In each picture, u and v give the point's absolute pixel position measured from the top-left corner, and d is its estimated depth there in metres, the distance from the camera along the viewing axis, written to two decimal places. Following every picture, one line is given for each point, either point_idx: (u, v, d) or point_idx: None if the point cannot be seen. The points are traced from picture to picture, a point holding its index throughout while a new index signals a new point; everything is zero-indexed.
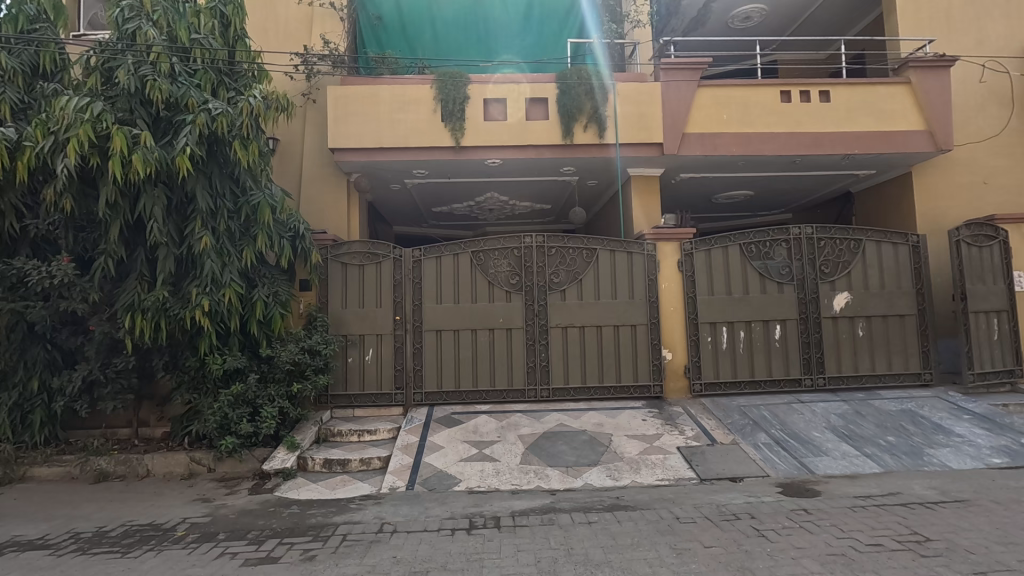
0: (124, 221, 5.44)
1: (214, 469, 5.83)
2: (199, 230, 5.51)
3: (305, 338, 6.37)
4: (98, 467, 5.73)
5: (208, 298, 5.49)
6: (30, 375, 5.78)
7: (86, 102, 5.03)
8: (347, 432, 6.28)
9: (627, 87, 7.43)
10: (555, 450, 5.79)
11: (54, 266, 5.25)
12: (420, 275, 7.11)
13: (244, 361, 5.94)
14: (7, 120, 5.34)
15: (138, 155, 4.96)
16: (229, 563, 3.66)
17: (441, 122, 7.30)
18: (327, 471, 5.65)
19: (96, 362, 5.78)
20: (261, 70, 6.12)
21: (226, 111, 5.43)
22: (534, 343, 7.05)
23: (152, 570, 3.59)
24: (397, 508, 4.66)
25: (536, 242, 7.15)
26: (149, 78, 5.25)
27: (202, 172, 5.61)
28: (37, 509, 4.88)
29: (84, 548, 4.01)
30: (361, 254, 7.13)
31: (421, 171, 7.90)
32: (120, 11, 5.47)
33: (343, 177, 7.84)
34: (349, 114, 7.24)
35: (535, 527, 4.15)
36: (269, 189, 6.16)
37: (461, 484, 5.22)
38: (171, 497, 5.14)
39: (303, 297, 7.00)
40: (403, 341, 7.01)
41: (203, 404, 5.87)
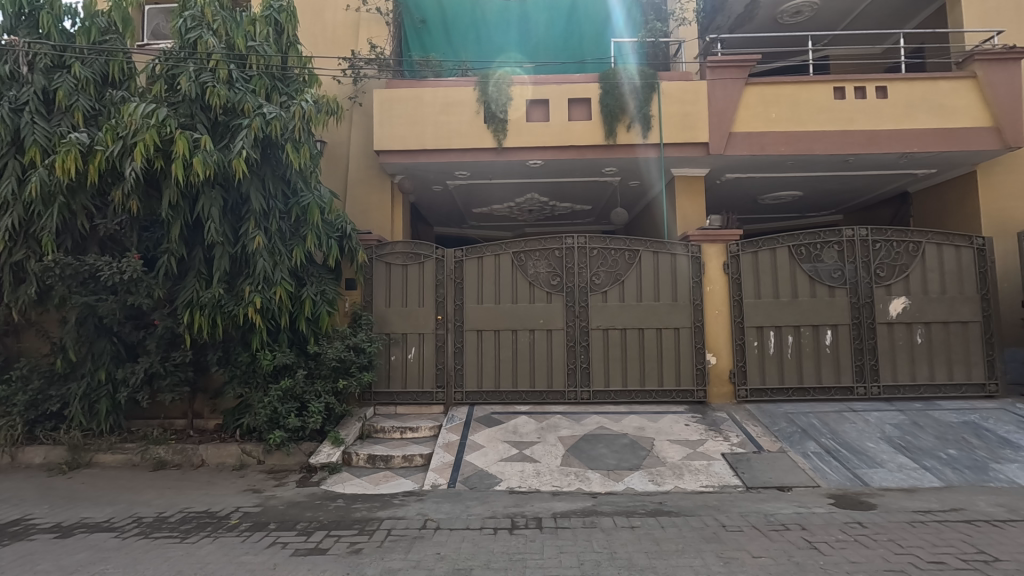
0: (184, 221, 5.70)
1: (263, 461, 6.04)
2: (253, 230, 5.73)
3: (351, 336, 6.54)
4: (156, 455, 6.02)
5: (260, 296, 5.71)
6: (97, 366, 6.13)
7: (152, 108, 5.30)
8: (389, 429, 6.40)
9: (671, 86, 7.31)
10: (595, 453, 5.76)
11: (121, 264, 5.54)
12: (462, 276, 7.18)
13: (293, 357, 6.14)
14: (81, 125, 5.68)
15: (198, 158, 5.19)
16: (280, 552, 3.79)
17: (484, 124, 7.35)
18: (371, 466, 5.78)
19: (156, 356, 6.08)
20: (311, 75, 6.34)
21: (279, 116, 5.65)
22: (574, 344, 7.02)
23: (209, 555, 3.75)
24: (439, 505, 4.72)
25: (578, 243, 7.11)
26: (209, 85, 5.51)
27: (257, 174, 5.82)
28: (102, 494, 5.17)
29: (146, 532, 4.23)
30: (404, 254, 7.26)
31: (463, 172, 7.98)
32: (183, 21, 5.74)
33: (387, 178, 8.00)
34: (394, 117, 7.38)
35: (577, 529, 4.13)
36: (318, 190, 6.35)
37: (502, 484, 5.24)
38: (224, 487, 5.35)
39: (348, 296, 7.16)
40: (445, 340, 7.10)
41: (254, 397, 6.10)
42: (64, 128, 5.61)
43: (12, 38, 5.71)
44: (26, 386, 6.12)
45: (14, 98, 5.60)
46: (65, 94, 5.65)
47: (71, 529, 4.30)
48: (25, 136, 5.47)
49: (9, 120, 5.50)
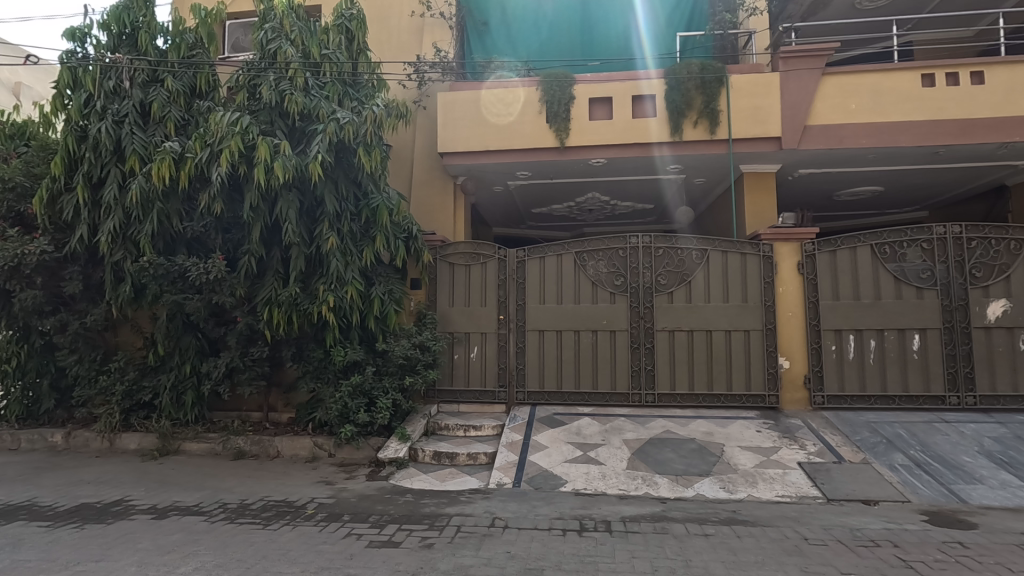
0: (264, 223, 5.99)
1: (334, 454, 6.26)
2: (326, 231, 5.98)
3: (416, 334, 6.70)
4: (236, 445, 6.36)
5: (333, 295, 5.95)
6: (184, 360, 6.56)
7: (236, 116, 5.63)
8: (453, 426, 6.49)
9: (740, 79, 7.03)
10: (662, 457, 5.61)
11: (208, 264, 5.89)
12: (524, 275, 7.19)
13: (362, 354, 6.32)
14: (173, 135, 6.10)
15: (279, 162, 5.46)
16: (356, 543, 3.91)
17: (546, 123, 7.32)
18: (436, 463, 5.88)
19: (237, 351, 6.43)
20: (379, 80, 6.54)
21: (352, 120, 5.87)
22: (638, 346, 6.89)
23: (289, 542, 3.92)
24: (506, 504, 4.74)
25: (642, 242, 6.98)
26: (288, 93, 5.80)
27: (330, 177, 6.06)
28: (190, 480, 5.52)
29: (232, 517, 4.47)
30: (466, 254, 7.35)
31: (525, 172, 8.00)
32: (264, 33, 6.05)
33: (450, 180, 8.13)
34: (457, 120, 7.49)
35: (647, 534, 4.03)
36: (387, 192, 6.55)
37: (567, 485, 5.20)
38: (298, 478, 5.58)
39: (414, 296, 7.31)
40: (507, 340, 7.13)
41: (325, 392, 6.33)
42: (158, 138, 6.05)
43: (114, 56, 6.20)
44: (122, 377, 6.61)
45: (116, 111, 6.08)
46: (159, 107, 6.08)
47: (165, 511, 4.60)
48: (126, 146, 5.92)
49: (112, 131, 5.97)
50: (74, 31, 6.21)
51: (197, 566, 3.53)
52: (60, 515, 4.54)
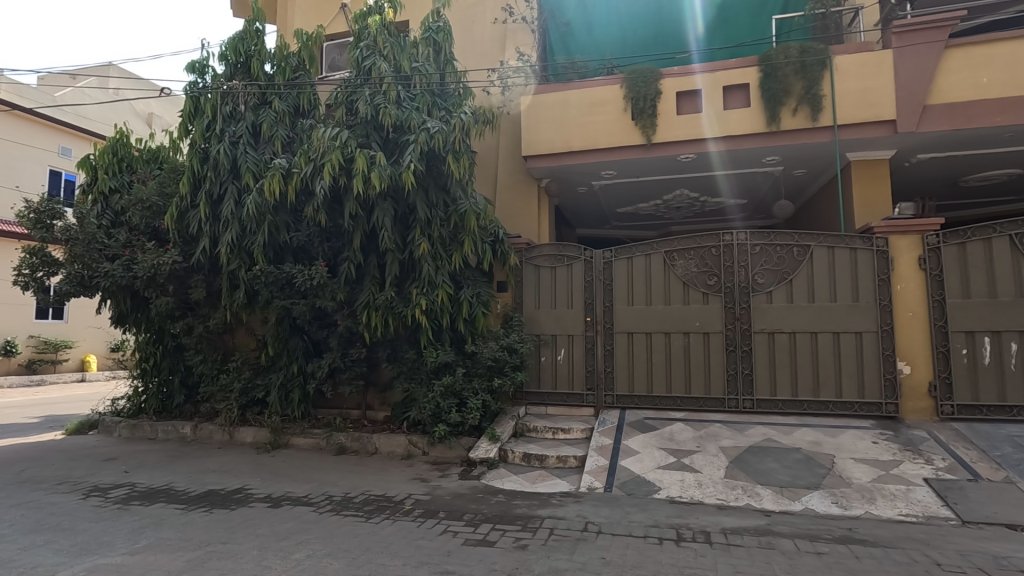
0: (362, 231, 6.35)
1: (427, 452, 6.48)
2: (418, 237, 6.25)
3: (504, 337, 6.81)
4: (338, 441, 6.75)
5: (425, 298, 6.18)
6: (292, 360, 7.06)
7: (335, 132, 6.04)
8: (542, 429, 6.50)
9: (846, 60, 6.51)
10: (764, 467, 5.28)
11: (313, 271, 6.33)
12: (611, 276, 7.08)
13: (453, 356, 6.51)
14: (280, 152, 6.62)
15: (376, 173, 5.78)
16: (453, 541, 4.01)
17: (632, 120, 7.15)
18: (526, 464, 5.90)
19: (338, 352, 6.84)
20: (466, 88, 6.72)
21: (442, 129, 6.11)
22: (734, 349, 6.54)
23: (390, 536, 4.10)
24: (598, 509, 4.67)
25: (737, 239, 6.62)
26: (382, 106, 6.13)
27: (422, 185, 6.34)
28: (299, 472, 5.94)
29: (337, 509, 4.75)
30: (552, 256, 7.35)
31: (610, 171, 7.86)
32: (359, 51, 6.46)
33: (534, 183, 8.16)
34: (541, 123, 7.52)
35: (751, 549, 3.81)
36: (474, 198, 6.72)
37: (661, 492, 5.03)
38: (395, 474, 5.82)
39: (501, 298, 7.42)
40: (595, 342, 7.05)
41: (419, 392, 6.57)
42: (268, 155, 6.59)
43: (231, 83, 6.83)
44: (240, 375, 7.24)
45: (232, 133, 6.70)
46: (268, 126, 6.64)
47: (280, 500, 4.98)
48: (241, 164, 6.49)
49: (229, 151, 6.58)
50: (196, 63, 6.90)
51: (309, 553, 3.77)
52: (192, 499, 5.04)
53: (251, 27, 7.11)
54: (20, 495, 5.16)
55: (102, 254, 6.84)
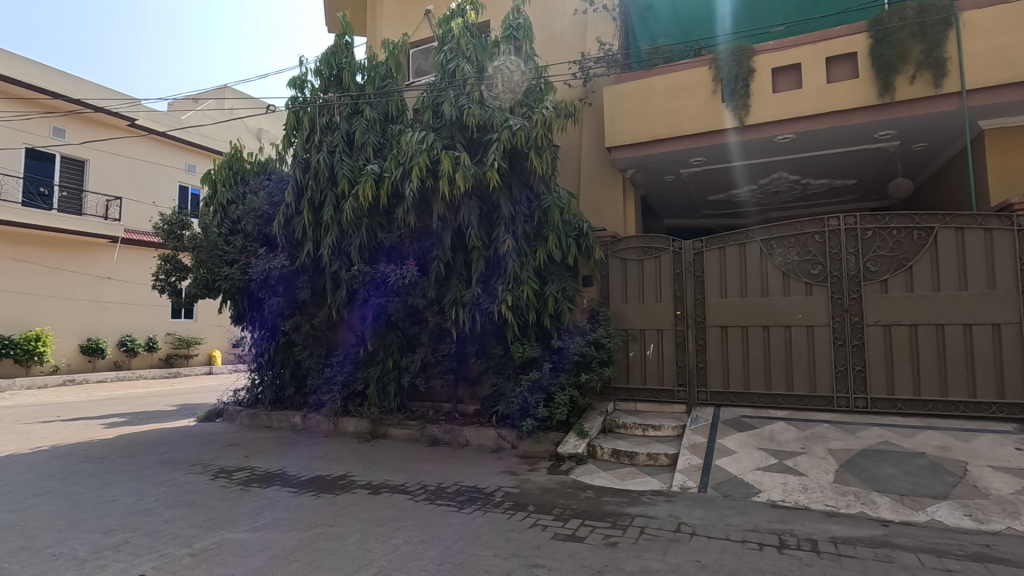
0: (450, 230, 6.57)
1: (516, 446, 6.57)
2: (503, 234, 6.35)
3: (590, 331, 6.76)
4: (432, 433, 7.02)
5: (511, 294, 6.25)
6: (387, 355, 7.43)
7: (422, 135, 6.28)
8: (631, 425, 6.37)
9: (977, 16, 5.77)
10: (881, 473, 4.82)
11: (405, 270, 6.63)
12: (702, 268, 6.78)
13: (539, 352, 6.56)
14: (372, 157, 6.97)
15: (461, 173, 5.96)
16: (542, 534, 4.04)
17: (722, 103, 6.79)
18: (615, 461, 5.81)
19: (429, 347, 7.13)
20: (547, 83, 6.73)
21: (524, 126, 6.19)
22: (843, 343, 6.03)
23: (482, 527, 4.20)
24: (692, 509, 4.50)
25: (845, 224, 6.09)
26: (466, 107, 6.29)
27: (506, 183, 6.46)
28: (396, 461, 6.25)
29: (432, 498, 4.95)
30: (638, 249, 7.16)
31: (699, 157, 7.51)
32: (444, 54, 6.65)
33: (619, 174, 7.98)
34: (625, 113, 7.33)
35: (866, 561, 3.50)
36: (557, 192, 6.73)
37: (762, 495, 4.74)
38: (485, 466, 5.96)
39: (586, 293, 7.37)
40: (685, 337, 6.80)
41: (507, 387, 6.68)
42: (362, 161, 6.96)
43: (326, 96, 7.30)
44: (342, 369, 7.75)
45: (329, 143, 7.16)
46: (361, 134, 7.02)
47: (379, 488, 5.27)
48: (338, 171, 6.91)
49: (327, 160, 7.03)
50: (295, 79, 7.44)
51: (406, 539, 3.97)
52: (302, 483, 5.48)
53: (342, 42, 7.55)
54: (163, 473, 5.88)
55: (223, 259, 7.58)
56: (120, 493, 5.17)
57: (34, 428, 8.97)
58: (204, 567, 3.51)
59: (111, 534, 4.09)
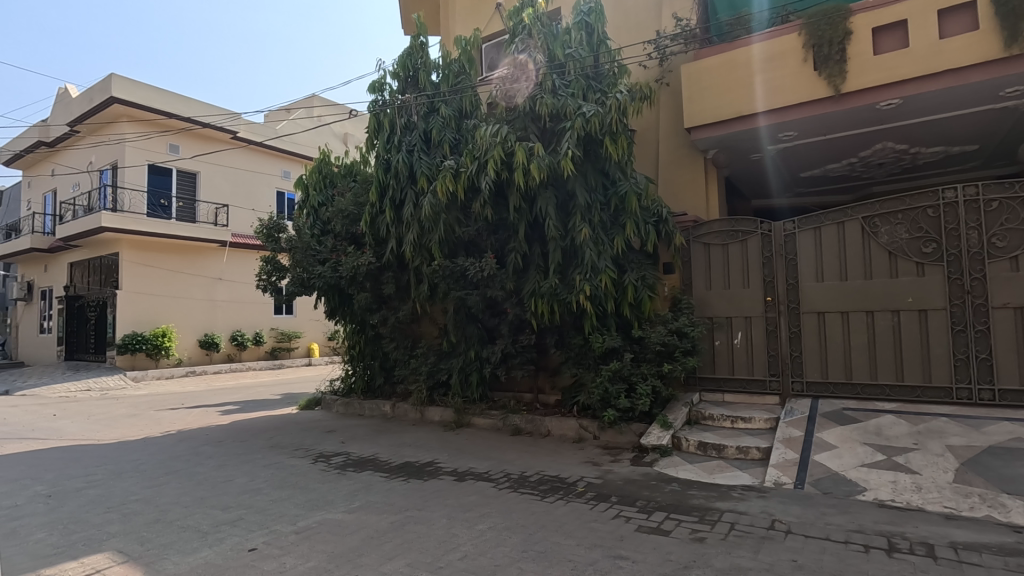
0: (527, 221, 6.59)
1: (598, 437, 6.51)
2: (579, 223, 6.29)
3: (673, 320, 6.56)
4: (514, 422, 7.12)
5: (589, 284, 6.18)
6: (468, 347, 7.59)
7: (495, 128, 6.33)
8: (719, 417, 6.11)
9: None
10: (1011, 473, 4.29)
11: (483, 263, 6.73)
12: (795, 250, 6.35)
13: (620, 342, 6.45)
14: (449, 154, 7.13)
15: (535, 163, 5.97)
16: (626, 526, 3.99)
17: (815, 71, 6.28)
18: (702, 454, 5.60)
19: (509, 338, 7.23)
20: (620, 66, 6.58)
21: (598, 112, 6.09)
22: (963, 328, 5.43)
23: (565, 516, 4.22)
24: (787, 506, 4.25)
25: (963, 195, 5.47)
26: (538, 97, 6.27)
27: (580, 171, 6.41)
28: (480, 450, 6.40)
29: (515, 486, 5.03)
30: (723, 233, 6.83)
31: (789, 132, 6.99)
32: (515, 46, 6.66)
33: (700, 156, 7.62)
34: (705, 91, 6.99)
35: (994, 570, 3.14)
36: (634, 178, 6.57)
37: (867, 494, 4.39)
38: (567, 456, 5.96)
39: (668, 281, 7.16)
40: (777, 324, 6.42)
41: (587, 377, 6.63)
42: (439, 158, 7.14)
43: (404, 97, 7.56)
44: (426, 360, 8.04)
45: (408, 142, 7.39)
46: (438, 131, 7.20)
47: (464, 475, 5.44)
48: (417, 169, 7.12)
49: (407, 159, 7.27)
50: (375, 82, 7.75)
51: (491, 525, 4.07)
52: (393, 469, 5.77)
53: (417, 42, 7.78)
54: (270, 457, 6.42)
55: (315, 258, 8.10)
56: (235, 473, 5.71)
57: (164, 414, 10.10)
58: (307, 544, 3.80)
59: (228, 510, 4.52)
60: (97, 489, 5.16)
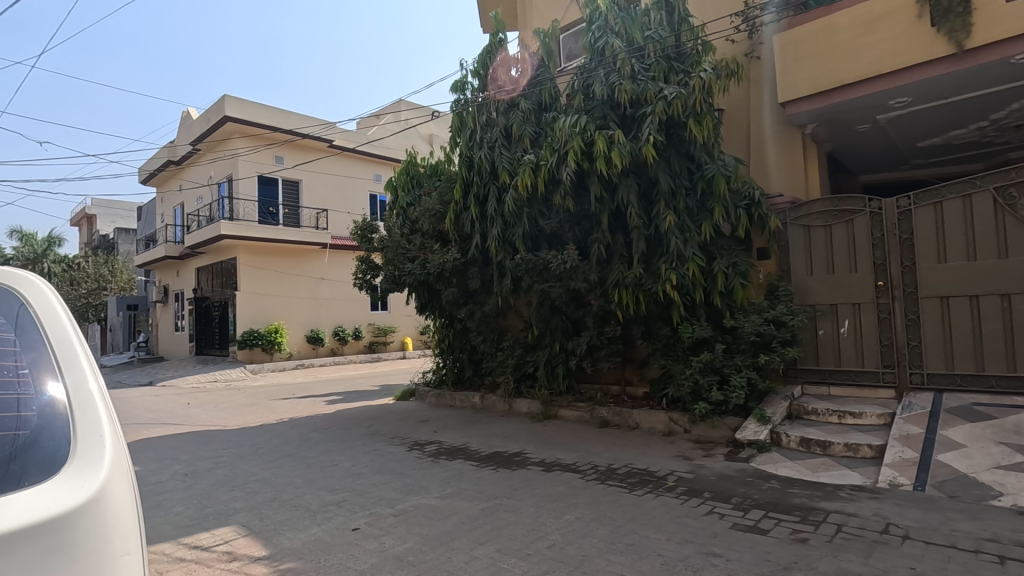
0: (609, 211, 6.48)
1: (690, 430, 6.29)
2: (664, 210, 6.11)
3: (769, 308, 6.19)
4: (601, 415, 7.07)
5: (675, 273, 5.99)
6: (554, 339, 7.62)
7: (574, 119, 6.28)
8: (825, 412, 5.70)
9: None
10: None
11: (565, 255, 6.69)
12: (910, 228, 5.77)
13: (710, 332, 6.20)
14: (529, 148, 7.17)
15: (616, 151, 5.87)
16: (720, 523, 3.84)
17: (931, 28, 5.62)
18: (805, 451, 5.25)
19: (594, 330, 7.17)
20: (705, 43, 6.30)
21: (680, 94, 5.89)
22: None
23: (654, 510, 4.14)
24: (904, 509, 3.88)
25: None
26: (617, 84, 6.14)
27: (663, 157, 6.22)
28: (568, 441, 6.42)
29: (603, 478, 5.01)
30: (825, 213, 6.34)
31: (902, 98, 6.32)
32: (592, 34, 6.55)
33: (797, 131, 7.11)
34: (801, 61, 6.50)
35: None
36: (722, 160, 6.28)
37: (1003, 499, 3.90)
38: (657, 450, 5.82)
39: (762, 266, 6.66)
40: (890, 311, 5.87)
41: (676, 369, 6.44)
42: (520, 153, 7.19)
43: (484, 95, 7.69)
44: (513, 352, 8.18)
45: (489, 139, 7.51)
46: (518, 127, 7.27)
47: (552, 465, 5.49)
48: (499, 164, 7.22)
49: (489, 155, 7.38)
50: (457, 82, 7.95)
51: (578, 516, 4.08)
52: (483, 458, 5.95)
53: (496, 39, 7.89)
54: (370, 444, 6.85)
55: (405, 256, 8.47)
56: (339, 458, 6.16)
57: (279, 403, 11.08)
58: (404, 526, 4.02)
59: (334, 492, 4.89)
60: (224, 470, 5.79)
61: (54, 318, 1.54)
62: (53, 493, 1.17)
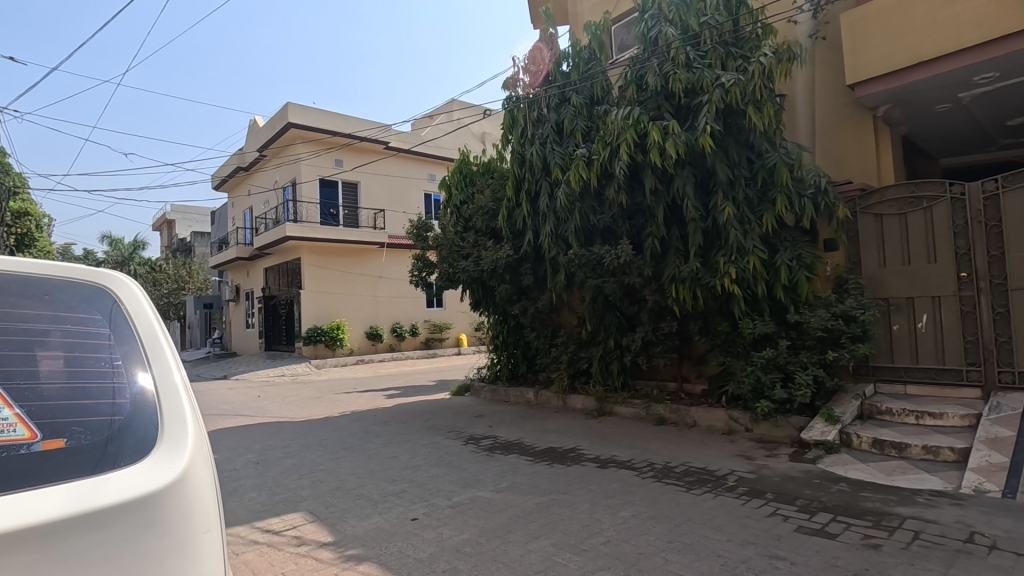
0: (664, 204, 6.34)
1: (751, 429, 6.08)
2: (721, 202, 5.92)
3: (837, 302, 5.87)
4: (658, 411, 6.95)
5: (734, 266, 5.79)
6: (608, 335, 7.54)
7: (627, 111, 6.17)
8: (900, 412, 5.36)
9: None
10: None
11: (619, 250, 6.59)
12: (998, 214, 5.33)
13: (773, 327, 5.97)
14: (581, 142, 7.12)
15: (671, 142, 5.73)
16: (783, 525, 3.69)
17: None
18: (878, 452, 4.97)
19: (649, 326, 7.05)
20: (765, 26, 6.08)
21: (738, 81, 5.70)
22: None
23: (713, 510, 4.03)
24: (992, 518, 3.60)
25: None
26: (671, 73, 5.99)
27: (721, 146, 6.02)
28: (623, 438, 6.36)
29: (659, 476, 4.92)
30: (900, 201, 5.95)
31: (987, 74, 5.84)
32: (645, 24, 6.42)
33: (867, 113, 6.70)
34: (872, 39, 6.11)
35: None
36: (785, 148, 6.03)
37: None
38: (716, 449, 5.66)
39: (829, 259, 6.39)
40: (974, 304, 5.46)
41: (736, 365, 6.23)
42: (572, 148, 7.15)
43: (535, 91, 7.68)
44: (567, 349, 8.16)
45: (541, 135, 7.51)
46: (569, 122, 7.22)
47: (607, 462, 5.45)
48: (551, 160, 7.20)
49: (540, 152, 7.37)
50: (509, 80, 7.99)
51: (634, 513, 4.04)
52: (537, 453, 5.98)
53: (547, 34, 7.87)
54: (428, 437, 7.02)
55: (459, 254, 8.60)
56: (398, 451, 6.36)
57: (341, 397, 11.54)
58: (461, 518, 4.11)
59: (394, 483, 5.06)
60: (292, 460, 6.10)
61: (142, 315, 1.67)
62: (144, 472, 1.28)
